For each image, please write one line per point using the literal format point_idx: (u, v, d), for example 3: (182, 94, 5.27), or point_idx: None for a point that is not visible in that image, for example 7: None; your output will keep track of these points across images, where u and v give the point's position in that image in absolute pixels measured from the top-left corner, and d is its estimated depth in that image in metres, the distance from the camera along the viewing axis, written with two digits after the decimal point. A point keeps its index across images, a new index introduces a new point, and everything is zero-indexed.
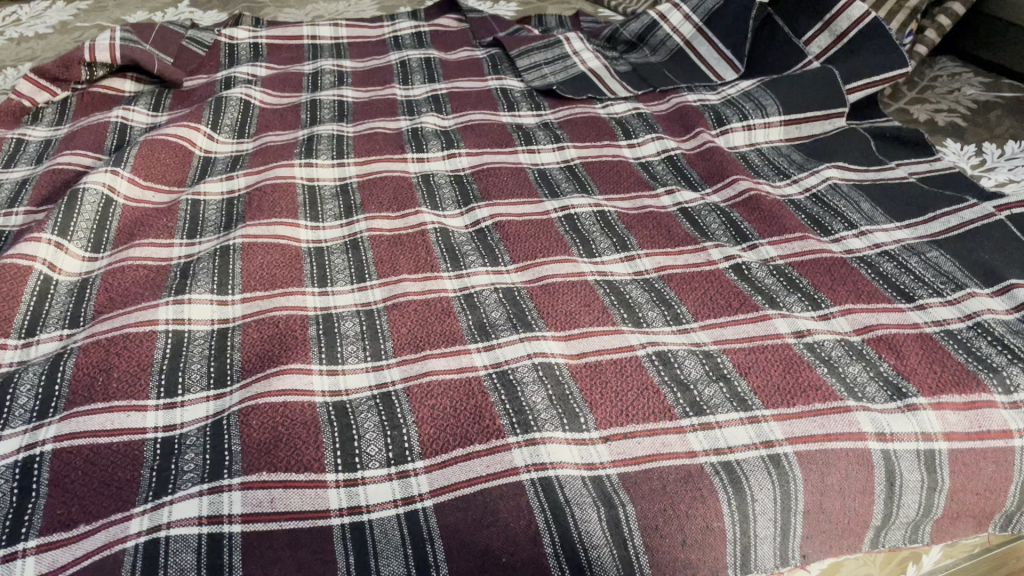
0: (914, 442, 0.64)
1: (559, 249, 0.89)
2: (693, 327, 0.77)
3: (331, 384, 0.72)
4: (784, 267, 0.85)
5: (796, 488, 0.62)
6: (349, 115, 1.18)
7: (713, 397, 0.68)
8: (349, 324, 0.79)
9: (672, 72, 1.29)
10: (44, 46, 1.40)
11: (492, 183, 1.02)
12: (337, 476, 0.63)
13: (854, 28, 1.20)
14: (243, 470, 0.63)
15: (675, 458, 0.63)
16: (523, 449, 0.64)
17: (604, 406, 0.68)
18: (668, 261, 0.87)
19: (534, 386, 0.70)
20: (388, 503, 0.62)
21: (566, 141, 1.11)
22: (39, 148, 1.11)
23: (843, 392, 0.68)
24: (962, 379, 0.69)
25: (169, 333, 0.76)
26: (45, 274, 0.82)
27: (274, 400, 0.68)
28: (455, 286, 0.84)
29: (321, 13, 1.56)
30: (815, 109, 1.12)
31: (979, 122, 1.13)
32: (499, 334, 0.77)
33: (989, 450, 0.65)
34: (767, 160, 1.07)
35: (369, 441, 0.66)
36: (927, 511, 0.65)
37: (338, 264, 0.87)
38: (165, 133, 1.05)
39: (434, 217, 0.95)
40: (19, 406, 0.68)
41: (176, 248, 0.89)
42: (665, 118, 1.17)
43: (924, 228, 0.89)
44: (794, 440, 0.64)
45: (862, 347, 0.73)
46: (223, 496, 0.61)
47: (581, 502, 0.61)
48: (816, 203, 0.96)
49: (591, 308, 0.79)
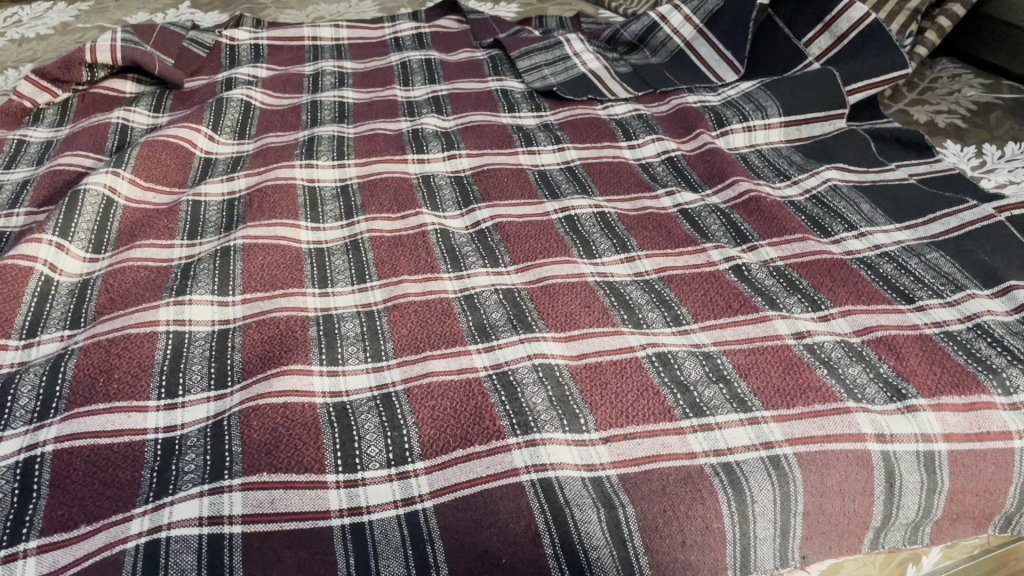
0: (913, 443, 0.64)
1: (559, 250, 0.89)
2: (693, 328, 0.78)
3: (332, 385, 0.72)
4: (784, 268, 0.85)
5: (796, 488, 0.62)
6: (349, 116, 1.18)
7: (713, 398, 0.68)
8: (349, 325, 0.79)
9: (672, 73, 1.29)
10: (46, 47, 1.40)
11: (492, 184, 1.02)
12: (337, 477, 0.64)
13: (854, 29, 1.20)
14: (243, 471, 0.63)
15: (675, 459, 0.63)
16: (523, 450, 0.64)
17: (604, 407, 0.68)
18: (668, 262, 0.87)
19: (534, 387, 0.70)
20: (389, 504, 0.62)
21: (567, 142, 1.11)
22: (40, 148, 1.12)
23: (843, 393, 0.68)
24: (962, 380, 0.69)
25: (170, 334, 0.76)
26: (47, 275, 0.83)
27: (275, 401, 0.68)
28: (455, 287, 0.84)
29: (322, 14, 1.57)
30: (815, 110, 1.12)
31: (980, 123, 1.13)
32: (500, 334, 0.77)
33: (989, 452, 0.65)
34: (767, 161, 1.07)
35: (369, 442, 0.66)
36: (927, 512, 0.65)
37: (339, 265, 0.88)
38: (167, 134, 1.05)
39: (435, 218, 0.95)
40: (20, 407, 0.68)
41: (177, 249, 0.90)
42: (665, 119, 1.17)
43: (924, 229, 0.89)
44: (793, 441, 0.64)
45: (862, 349, 0.73)
46: (224, 497, 0.61)
47: (581, 503, 0.61)
48: (816, 204, 0.96)
49: (591, 309, 0.80)
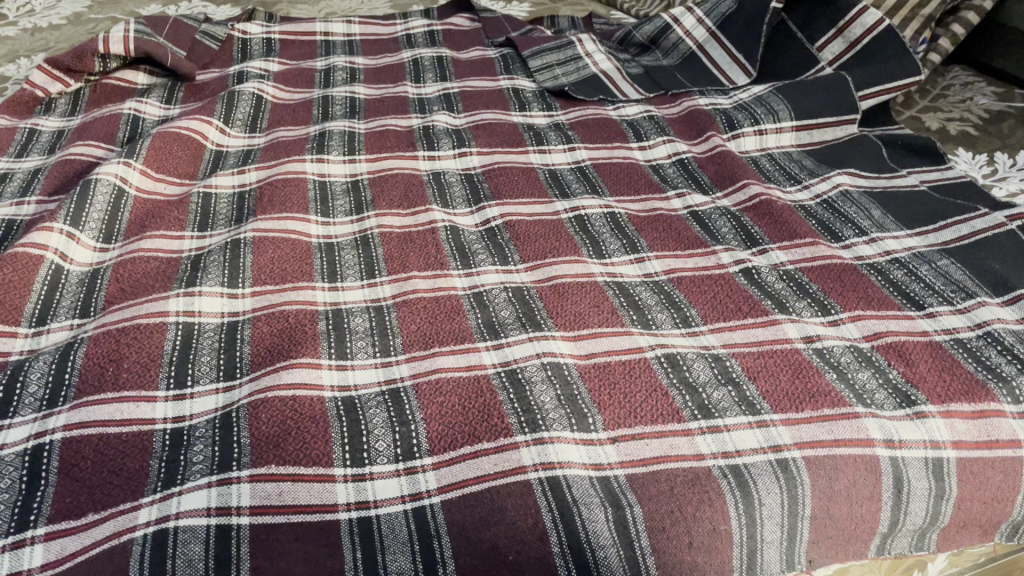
0: (922, 449, 0.64)
1: (568, 250, 0.89)
2: (703, 330, 0.77)
3: (340, 379, 0.72)
4: (794, 273, 0.85)
5: (804, 492, 0.62)
6: (360, 113, 1.18)
7: (722, 401, 0.68)
8: (358, 320, 0.79)
9: (684, 75, 1.29)
10: (59, 37, 1.41)
11: (503, 183, 1.02)
12: (345, 471, 0.64)
13: (868, 35, 1.20)
14: (252, 463, 0.63)
15: (682, 460, 0.63)
16: (531, 448, 0.64)
17: (612, 407, 0.68)
18: (677, 264, 0.87)
19: (542, 385, 0.70)
20: (396, 499, 0.62)
21: (578, 142, 1.11)
22: (51, 138, 1.12)
23: (851, 398, 0.68)
24: (972, 388, 0.68)
25: (180, 324, 0.77)
26: (56, 264, 0.83)
27: (283, 394, 0.68)
28: (465, 285, 0.84)
29: (334, 10, 1.57)
30: (827, 115, 1.12)
31: (991, 131, 1.13)
32: (508, 333, 0.77)
33: (997, 460, 0.65)
34: (778, 165, 1.06)
35: (378, 437, 0.66)
36: (934, 519, 0.65)
37: (349, 260, 0.88)
38: (178, 126, 1.05)
39: (445, 215, 0.95)
40: (29, 395, 0.69)
41: (187, 240, 0.90)
42: (676, 122, 1.17)
43: (935, 236, 0.89)
44: (802, 445, 0.64)
45: (872, 354, 0.73)
46: (232, 488, 0.61)
47: (589, 502, 0.61)
48: (827, 209, 0.96)
49: (601, 308, 0.80)
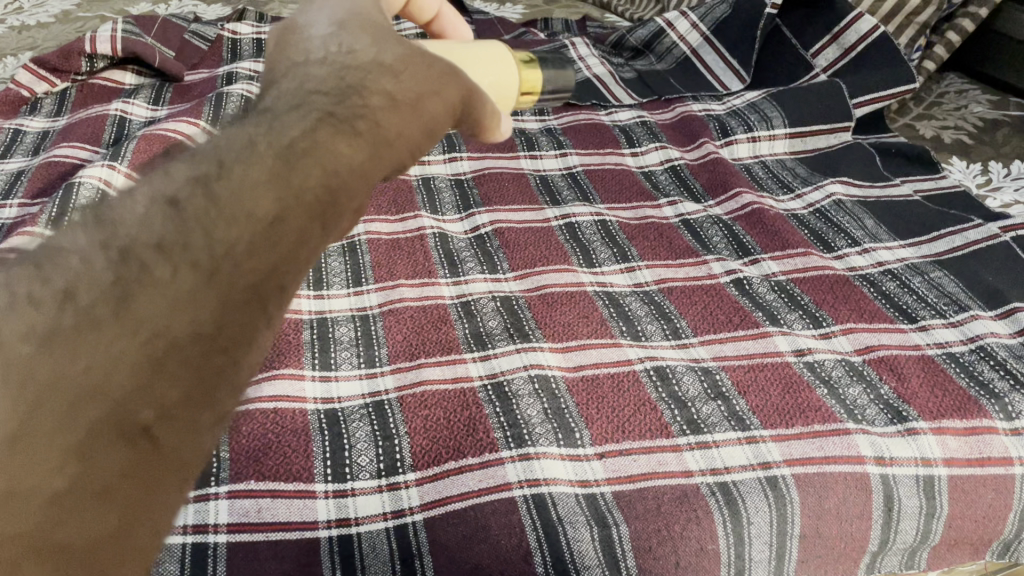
0: (913, 467, 0.63)
1: (558, 259, 0.88)
2: (692, 342, 0.76)
3: (324, 391, 0.71)
4: (785, 284, 0.84)
5: (793, 511, 0.61)
6: None
7: (711, 416, 0.67)
8: (343, 329, 0.78)
9: (677, 80, 1.28)
10: (46, 35, 1.39)
11: (493, 189, 1.00)
12: (326, 487, 0.62)
13: (862, 42, 1.19)
14: (230, 478, 0.61)
15: (670, 477, 0.62)
16: (517, 464, 0.63)
17: (600, 422, 0.67)
18: (668, 273, 0.86)
19: (529, 399, 0.69)
20: (378, 516, 0.61)
21: (569, 148, 1.09)
22: (35, 139, 1.11)
23: (843, 414, 0.67)
24: (964, 404, 0.67)
25: None
26: None
27: (265, 407, 0.67)
28: (452, 294, 0.83)
29: None
30: (821, 123, 1.10)
31: (986, 140, 1.12)
32: (496, 343, 0.76)
33: (989, 478, 0.64)
34: (771, 173, 1.06)
35: (361, 452, 0.65)
36: (925, 537, 0.64)
37: (335, 267, 0.86)
38: (164, 128, 1.03)
39: (433, 221, 0.94)
40: None
41: None
42: (670, 127, 1.16)
43: (928, 247, 0.89)
44: (791, 462, 0.63)
45: (863, 368, 0.72)
46: (209, 505, 0.60)
47: (574, 521, 0.59)
48: (820, 218, 0.95)
49: (589, 319, 0.78)
